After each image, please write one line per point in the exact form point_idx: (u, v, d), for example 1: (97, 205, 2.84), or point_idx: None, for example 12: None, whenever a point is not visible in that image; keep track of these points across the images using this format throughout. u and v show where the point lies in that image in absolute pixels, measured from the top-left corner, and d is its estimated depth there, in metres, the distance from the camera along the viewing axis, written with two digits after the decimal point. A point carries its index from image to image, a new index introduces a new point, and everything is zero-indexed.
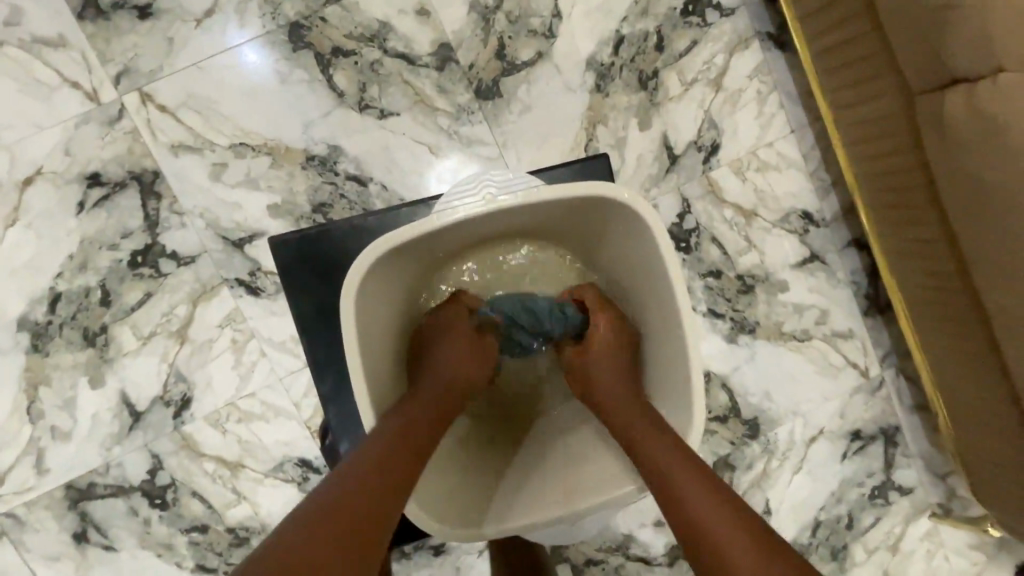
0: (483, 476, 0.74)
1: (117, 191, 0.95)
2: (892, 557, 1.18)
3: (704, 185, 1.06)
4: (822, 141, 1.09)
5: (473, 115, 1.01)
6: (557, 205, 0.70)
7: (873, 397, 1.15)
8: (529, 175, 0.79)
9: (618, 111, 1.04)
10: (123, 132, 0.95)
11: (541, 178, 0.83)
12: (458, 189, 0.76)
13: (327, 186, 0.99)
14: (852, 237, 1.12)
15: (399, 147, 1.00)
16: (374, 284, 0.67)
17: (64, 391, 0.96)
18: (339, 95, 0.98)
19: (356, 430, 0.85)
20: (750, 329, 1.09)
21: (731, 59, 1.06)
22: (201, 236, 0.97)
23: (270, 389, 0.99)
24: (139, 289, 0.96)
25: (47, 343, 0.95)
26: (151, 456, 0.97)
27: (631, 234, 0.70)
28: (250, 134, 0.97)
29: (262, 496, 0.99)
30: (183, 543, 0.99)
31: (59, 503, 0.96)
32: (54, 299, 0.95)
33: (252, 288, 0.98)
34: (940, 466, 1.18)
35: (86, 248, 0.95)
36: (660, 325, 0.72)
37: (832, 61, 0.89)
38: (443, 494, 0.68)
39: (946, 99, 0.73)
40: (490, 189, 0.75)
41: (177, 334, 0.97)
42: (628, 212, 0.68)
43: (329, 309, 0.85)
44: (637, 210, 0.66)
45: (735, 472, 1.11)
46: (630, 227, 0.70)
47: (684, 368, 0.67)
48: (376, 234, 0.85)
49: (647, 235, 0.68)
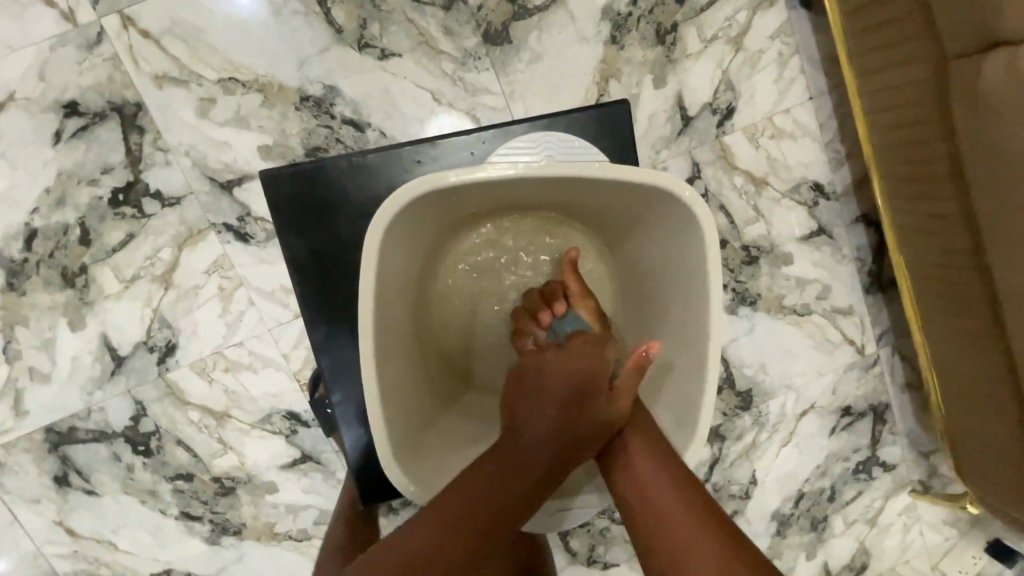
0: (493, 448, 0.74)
1: (97, 123, 0.89)
2: (869, 529, 1.20)
3: (716, 149, 1.02)
4: (839, 110, 1.05)
5: (480, 61, 0.96)
6: (603, 187, 0.65)
7: (866, 374, 1.15)
8: (577, 143, 0.79)
9: (632, 65, 0.98)
10: (102, 58, 0.88)
11: (569, 140, 0.79)
12: (517, 147, 0.79)
13: (323, 130, 0.93)
14: (861, 212, 1.09)
15: (400, 92, 0.94)
16: (395, 235, 0.62)
17: (42, 331, 0.92)
18: (336, 31, 0.92)
19: (349, 382, 0.83)
20: (751, 301, 1.08)
21: (754, 17, 1.01)
22: (188, 176, 0.92)
23: (258, 340, 0.96)
24: (120, 230, 0.92)
25: (24, 282, 0.91)
26: (135, 403, 0.95)
27: (677, 235, 0.65)
28: (240, 68, 0.91)
29: (249, 447, 0.98)
30: (167, 491, 0.98)
31: (39, 445, 0.94)
32: (30, 235, 0.90)
33: (242, 234, 0.94)
34: (925, 444, 1.19)
35: (63, 182, 0.89)
36: (679, 298, 0.68)
37: (861, 21, 0.85)
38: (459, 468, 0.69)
39: (983, 65, 0.69)
40: (550, 149, 0.79)
41: (162, 278, 0.93)
42: (678, 208, 0.63)
43: (323, 259, 0.81)
44: (692, 210, 0.61)
45: (724, 442, 1.11)
46: (675, 223, 0.64)
47: (701, 339, 0.64)
48: (375, 173, 0.81)
49: (693, 233, 0.63)
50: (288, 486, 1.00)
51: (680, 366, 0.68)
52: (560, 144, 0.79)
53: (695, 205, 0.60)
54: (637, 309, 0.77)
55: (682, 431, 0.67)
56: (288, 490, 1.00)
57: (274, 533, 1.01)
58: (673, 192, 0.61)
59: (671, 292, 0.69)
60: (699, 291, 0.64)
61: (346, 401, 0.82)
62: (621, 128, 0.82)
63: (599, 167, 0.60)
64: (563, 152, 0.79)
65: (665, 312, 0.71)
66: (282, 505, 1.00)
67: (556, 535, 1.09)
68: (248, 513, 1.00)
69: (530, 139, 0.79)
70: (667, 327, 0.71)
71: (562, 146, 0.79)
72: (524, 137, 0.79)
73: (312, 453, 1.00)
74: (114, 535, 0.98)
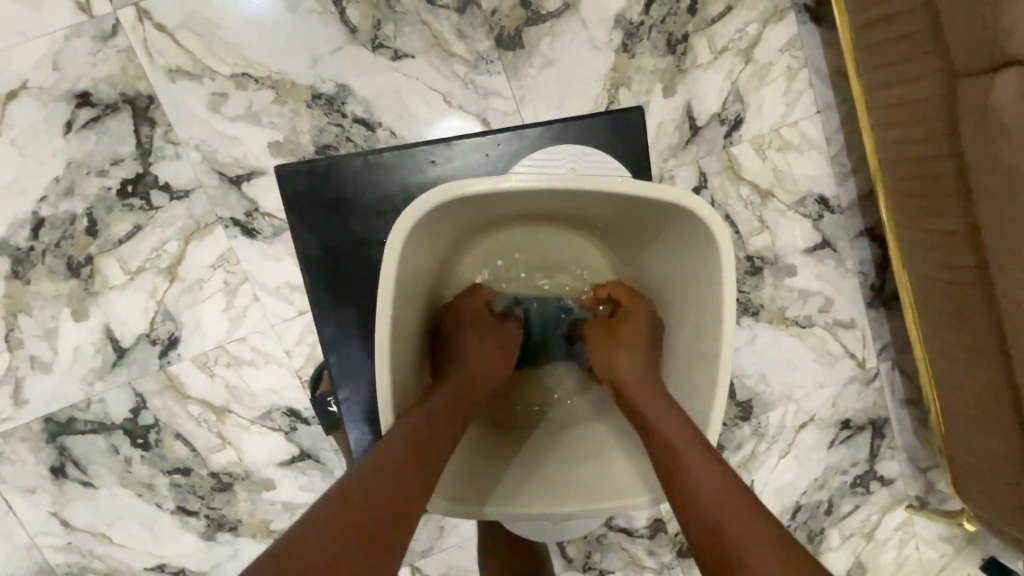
0: (501, 454, 0.73)
1: (108, 114, 0.89)
2: (865, 543, 1.20)
3: (724, 160, 1.03)
4: (845, 124, 1.06)
5: (492, 65, 0.96)
6: (622, 200, 0.65)
7: (866, 389, 1.15)
8: (600, 157, 0.82)
9: (642, 74, 0.99)
10: (116, 50, 0.89)
11: (591, 151, 0.82)
12: (540, 156, 0.81)
13: (333, 128, 0.94)
14: (865, 226, 1.10)
15: (411, 93, 0.95)
16: (415, 239, 0.62)
17: (44, 321, 0.92)
18: (351, 31, 0.93)
19: (357, 379, 0.83)
20: (753, 312, 1.08)
21: (765, 30, 1.02)
22: (197, 170, 0.92)
23: (261, 336, 0.96)
24: (127, 221, 0.92)
25: (28, 270, 0.90)
26: (135, 395, 0.94)
27: (692, 251, 0.66)
28: (254, 64, 0.91)
29: (248, 443, 0.98)
30: (164, 485, 0.97)
31: (37, 435, 0.93)
32: (37, 224, 0.90)
33: (249, 229, 0.94)
34: (922, 460, 1.20)
35: (72, 171, 0.90)
36: (692, 316, 0.69)
37: (874, 36, 0.85)
38: (459, 474, 0.68)
39: (994, 86, 0.70)
40: (574, 162, 0.81)
41: (167, 271, 0.93)
42: (696, 227, 0.63)
43: (330, 257, 0.81)
44: (711, 230, 0.61)
45: (724, 452, 1.11)
46: (691, 239, 0.65)
47: (712, 353, 0.64)
48: (389, 172, 0.81)
49: (708, 249, 0.63)
50: (285, 484, 1.00)
51: (689, 378, 0.69)
52: (581, 157, 0.81)
53: (713, 224, 0.61)
54: None
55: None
56: (285, 488, 1.00)
57: (270, 530, 1.00)
58: (693, 210, 0.61)
59: (683, 304, 0.70)
60: (713, 306, 0.65)
61: (352, 398, 0.83)
62: (636, 137, 0.83)
63: (620, 183, 0.60)
64: (584, 164, 0.81)
65: (677, 325, 0.72)
66: (278, 502, 1.00)
67: (553, 541, 1.09)
68: (244, 510, 0.99)
69: (556, 151, 0.81)
70: (679, 337, 0.71)
71: (584, 158, 0.82)
72: (548, 148, 0.81)
73: (311, 451, 1.00)
74: (109, 528, 0.97)
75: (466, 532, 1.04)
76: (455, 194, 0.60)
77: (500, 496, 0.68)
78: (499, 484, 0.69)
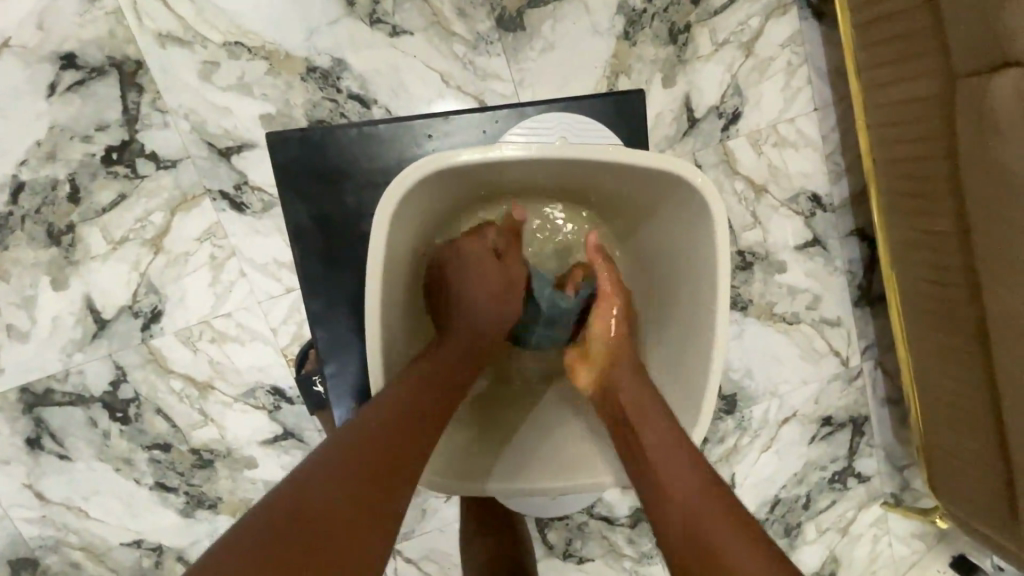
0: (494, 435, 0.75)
1: (94, 77, 0.87)
2: (840, 538, 1.22)
3: (719, 153, 1.03)
4: (842, 123, 1.06)
5: (492, 46, 0.95)
6: (615, 172, 0.65)
7: (849, 386, 1.17)
8: (592, 128, 0.79)
9: (642, 63, 0.98)
10: (104, 12, 0.86)
11: (582, 120, 0.79)
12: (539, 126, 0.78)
13: (327, 103, 0.92)
14: (855, 226, 1.11)
15: (409, 70, 0.93)
16: (405, 210, 0.62)
17: (22, 288, 0.89)
18: (349, 3, 0.90)
19: (343, 356, 0.82)
20: (742, 306, 1.09)
21: (767, 25, 1.01)
22: (185, 139, 0.90)
23: (247, 312, 0.94)
24: (111, 190, 0.89)
25: (7, 236, 0.88)
26: (115, 367, 0.93)
27: (684, 222, 0.66)
28: (247, 33, 0.89)
29: (230, 420, 0.97)
30: (143, 459, 0.96)
31: (12, 405, 0.91)
32: (17, 188, 0.87)
33: (237, 203, 0.92)
34: (900, 458, 1.22)
35: (55, 135, 0.87)
36: (686, 304, 0.69)
37: (873, 33, 0.86)
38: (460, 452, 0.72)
39: (991, 85, 0.70)
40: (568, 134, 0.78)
41: (152, 242, 0.91)
42: (693, 199, 0.63)
43: (318, 234, 0.80)
44: (706, 197, 0.61)
45: (707, 444, 1.12)
46: (685, 209, 0.65)
47: (706, 343, 0.66)
48: (385, 145, 0.80)
49: (703, 221, 0.63)
50: (267, 462, 0.99)
51: (680, 367, 0.70)
52: (577, 127, 0.79)
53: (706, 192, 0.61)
54: (641, 292, 0.78)
55: (685, 418, 0.69)
56: (267, 466, 0.99)
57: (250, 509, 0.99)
58: (686, 178, 0.61)
59: (677, 277, 0.70)
60: (706, 279, 0.65)
61: (338, 376, 0.82)
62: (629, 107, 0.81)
63: (618, 152, 0.60)
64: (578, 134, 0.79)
65: (672, 306, 0.72)
66: (260, 481, 0.99)
67: (535, 527, 1.09)
68: (226, 488, 0.98)
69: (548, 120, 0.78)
70: (674, 326, 0.72)
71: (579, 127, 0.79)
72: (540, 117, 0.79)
73: (295, 430, 0.99)
74: (85, 502, 0.95)
75: (449, 516, 1.04)
76: (448, 165, 0.60)
77: (502, 471, 0.72)
78: (500, 462, 0.72)
